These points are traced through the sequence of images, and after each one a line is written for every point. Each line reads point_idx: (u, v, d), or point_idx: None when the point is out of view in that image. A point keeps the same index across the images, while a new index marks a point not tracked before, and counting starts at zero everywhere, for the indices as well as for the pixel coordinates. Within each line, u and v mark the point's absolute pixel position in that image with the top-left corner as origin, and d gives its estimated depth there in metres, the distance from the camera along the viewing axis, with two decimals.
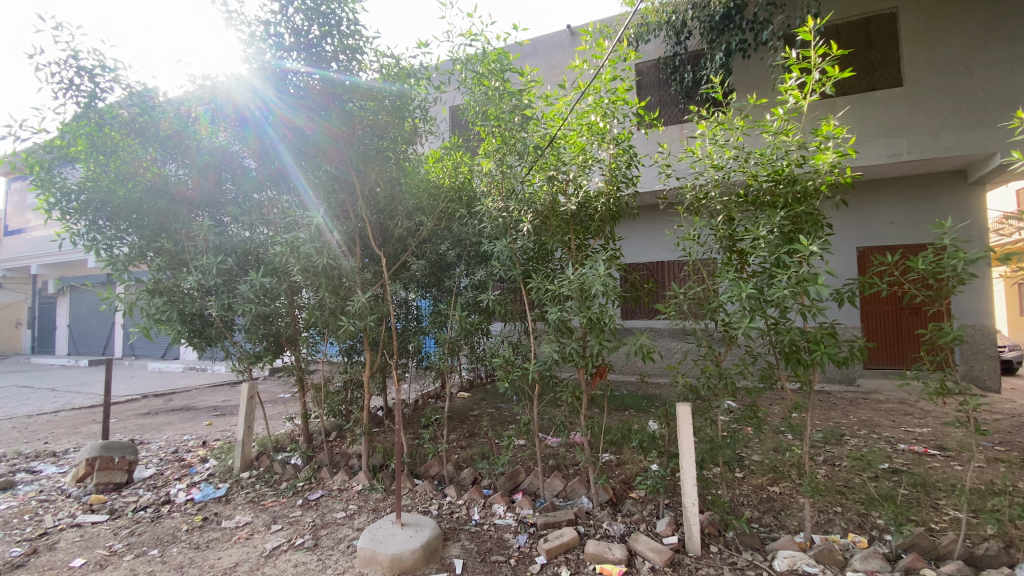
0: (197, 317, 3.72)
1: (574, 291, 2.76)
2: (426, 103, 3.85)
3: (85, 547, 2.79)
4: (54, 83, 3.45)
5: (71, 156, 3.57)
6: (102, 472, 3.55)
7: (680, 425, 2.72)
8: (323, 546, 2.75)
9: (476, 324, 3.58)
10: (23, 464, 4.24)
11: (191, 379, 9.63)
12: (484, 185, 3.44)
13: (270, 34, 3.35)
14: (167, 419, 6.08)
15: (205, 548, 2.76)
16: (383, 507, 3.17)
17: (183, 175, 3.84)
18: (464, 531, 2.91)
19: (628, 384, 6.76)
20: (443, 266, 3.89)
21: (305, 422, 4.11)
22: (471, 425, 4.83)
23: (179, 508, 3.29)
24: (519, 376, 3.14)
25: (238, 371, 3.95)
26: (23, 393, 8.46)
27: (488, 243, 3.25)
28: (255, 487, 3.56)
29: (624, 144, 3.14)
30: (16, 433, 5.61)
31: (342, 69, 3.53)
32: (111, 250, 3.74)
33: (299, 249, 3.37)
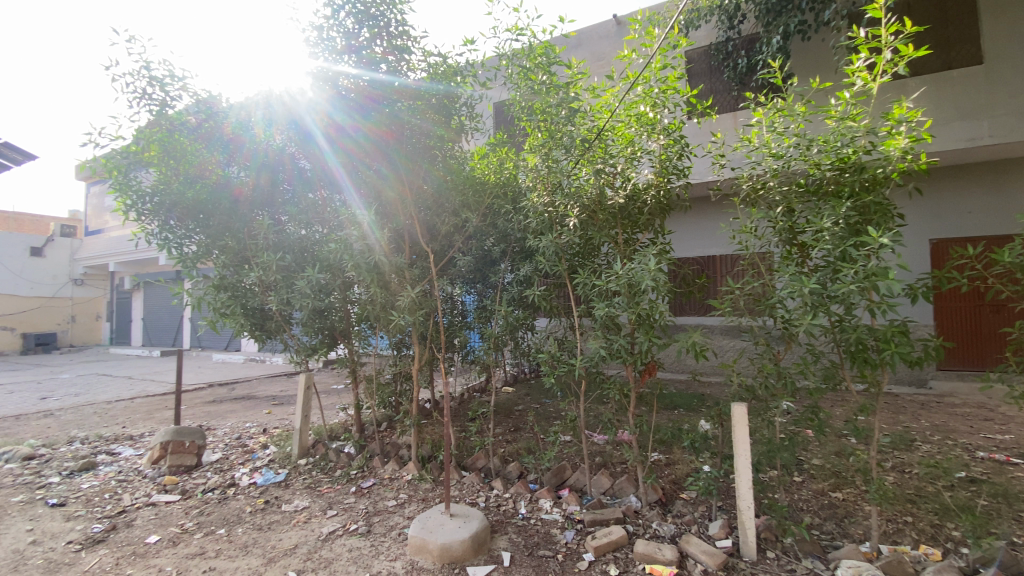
0: (258, 310, 3.92)
1: (622, 287, 2.70)
2: (472, 100, 3.87)
3: (160, 525, 3.00)
4: (129, 93, 3.70)
5: (145, 160, 3.81)
6: (174, 455, 3.81)
7: (735, 426, 2.62)
8: (375, 532, 2.84)
9: (520, 320, 3.59)
10: (106, 445, 4.62)
11: (251, 370, 10.17)
12: (529, 180, 3.39)
13: (322, 38, 3.52)
14: (230, 407, 6.45)
15: (266, 530, 2.91)
16: (432, 497, 3.24)
17: (243, 176, 3.99)
18: (511, 524, 2.92)
19: (677, 382, 6.59)
20: (488, 262, 3.92)
21: (357, 412, 4.26)
22: (517, 420, 4.85)
23: (243, 491, 3.48)
24: (565, 373, 3.11)
25: (296, 363, 4.13)
26: (104, 381, 9.21)
27: (534, 239, 3.20)
28: (311, 473, 3.72)
29: (675, 134, 3.06)
30: (99, 417, 6.11)
31: (390, 69, 3.62)
32: (181, 248, 3.99)
33: (351, 250, 3.56)
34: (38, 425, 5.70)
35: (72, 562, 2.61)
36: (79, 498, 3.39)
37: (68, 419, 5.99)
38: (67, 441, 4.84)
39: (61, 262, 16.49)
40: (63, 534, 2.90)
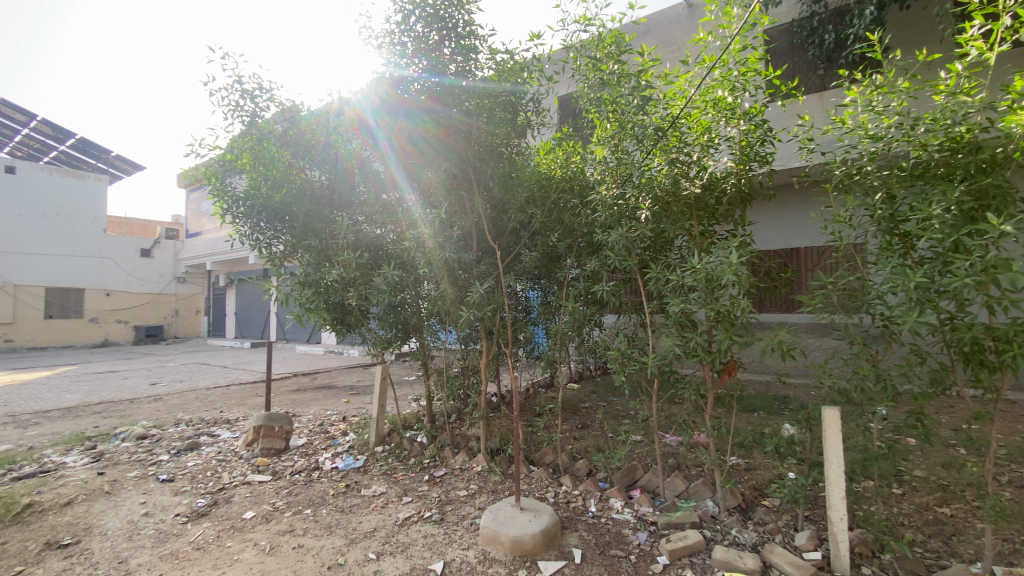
0: (338, 305, 4.13)
1: (699, 282, 2.57)
2: (539, 95, 3.87)
3: (254, 502, 3.26)
4: (225, 106, 4.02)
5: (238, 167, 4.14)
6: (265, 439, 4.13)
7: (827, 431, 2.43)
8: (448, 521, 2.91)
9: (587, 315, 3.50)
10: (207, 428, 5.09)
11: (329, 362, 10.81)
12: (597, 174, 3.29)
13: (395, 43, 3.67)
14: (313, 396, 6.91)
15: (347, 512, 3.08)
16: (502, 490, 3.28)
17: (325, 180, 4.24)
18: (582, 521, 2.90)
19: (756, 384, 6.22)
20: (554, 257, 3.79)
21: (429, 404, 4.40)
22: (584, 417, 4.80)
23: (326, 474, 3.71)
24: (637, 370, 3.01)
25: (373, 355, 4.33)
26: (203, 369, 10.16)
27: (601, 233, 3.11)
28: (387, 461, 3.90)
29: (757, 118, 2.90)
30: (201, 401, 6.75)
31: (457, 69, 3.70)
32: (270, 248, 4.29)
33: (425, 245, 3.50)
34: (150, 408, 6.39)
35: (180, 533, 2.89)
36: (186, 475, 3.76)
37: (175, 403, 6.67)
38: (175, 423, 5.39)
39: (167, 262, 18.35)
40: (172, 507, 3.22)
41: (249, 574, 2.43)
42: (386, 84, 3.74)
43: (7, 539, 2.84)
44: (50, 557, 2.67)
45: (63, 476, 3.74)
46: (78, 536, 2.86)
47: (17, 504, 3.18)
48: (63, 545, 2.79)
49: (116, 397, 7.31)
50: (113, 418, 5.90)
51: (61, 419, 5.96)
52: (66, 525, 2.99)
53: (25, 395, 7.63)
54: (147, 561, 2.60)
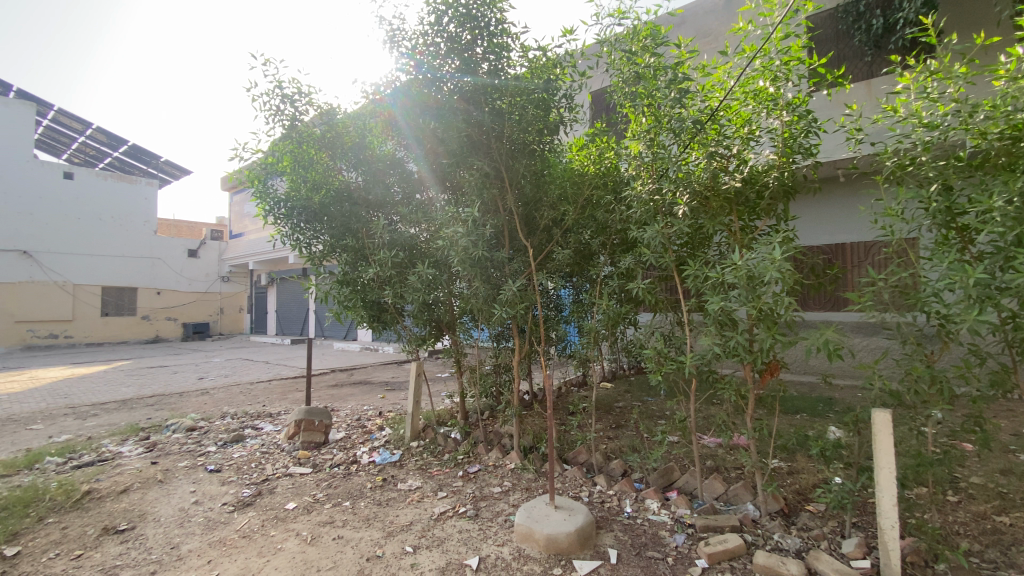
0: (375, 303, 4.21)
1: (740, 279, 2.50)
2: (572, 91, 3.84)
3: (296, 494, 3.37)
4: (266, 111, 4.15)
5: (279, 170, 4.27)
6: (306, 432, 4.26)
7: (877, 435, 2.30)
8: (483, 517, 2.93)
9: (622, 313, 3.43)
10: (251, 421, 5.30)
11: (365, 358, 11.07)
12: (631, 169, 3.23)
13: (429, 44, 3.74)
14: (350, 391, 7.09)
15: (385, 505, 3.14)
16: (535, 487, 3.28)
17: (361, 180, 4.30)
18: (617, 522, 2.86)
19: (798, 385, 5.99)
20: (587, 255, 3.75)
21: (463, 400, 4.44)
22: (618, 416, 4.75)
23: (364, 468, 3.80)
24: (674, 370, 2.95)
25: (408, 352, 4.40)
26: (247, 364, 10.58)
27: (636, 229, 3.06)
28: (422, 456, 3.96)
29: (800, 109, 2.81)
30: (244, 395, 7.02)
31: (490, 68, 3.72)
32: (310, 248, 4.41)
33: (458, 243, 3.43)
34: (198, 401, 6.69)
35: (227, 521, 3.01)
36: (232, 466, 3.92)
37: (221, 397, 6.97)
38: (221, 416, 5.62)
39: (212, 262, 19.17)
40: (220, 496, 3.37)
41: (292, 562, 2.52)
42: (416, 84, 3.80)
43: (70, 523, 3.03)
44: (108, 542, 2.83)
45: (120, 465, 3.96)
46: (134, 522, 3.02)
47: (78, 490, 3.39)
48: (120, 531, 2.95)
49: (167, 390, 7.69)
50: (164, 410, 6.21)
51: (118, 411, 6.31)
52: (122, 511, 3.16)
53: (85, 388, 8.11)
54: (197, 547, 2.73)
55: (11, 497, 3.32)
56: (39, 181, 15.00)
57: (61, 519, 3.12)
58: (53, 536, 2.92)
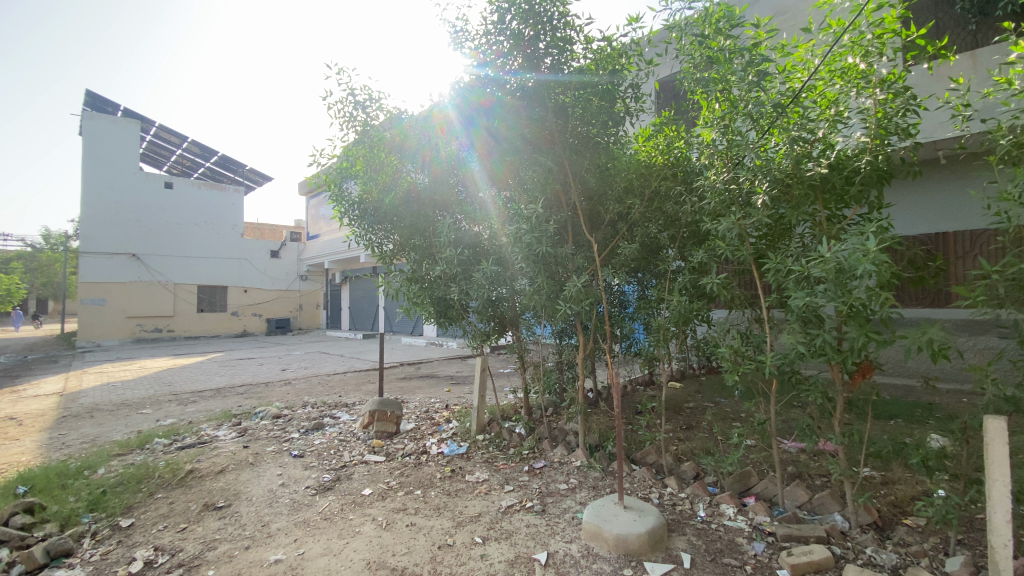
0: (441, 299, 4.28)
1: (828, 273, 2.31)
2: (638, 81, 3.74)
3: (370, 481, 3.53)
4: (341, 118, 4.36)
5: (352, 173, 4.47)
6: (379, 422, 4.47)
7: (988, 445, 2.03)
8: (550, 513, 2.93)
9: (694, 310, 3.25)
10: (329, 410, 5.62)
11: (431, 353, 11.43)
12: (703, 158, 3.09)
13: (492, 42, 3.73)
14: (419, 384, 7.36)
15: (454, 496, 3.22)
16: (602, 486, 3.24)
17: (426, 180, 4.41)
18: (690, 525, 2.76)
19: (891, 389, 5.50)
20: (655, 249, 3.63)
21: (527, 396, 4.46)
22: (689, 417, 4.58)
23: (433, 458, 3.92)
24: (752, 370, 2.80)
25: (473, 347, 4.48)
26: (323, 357, 11.26)
27: (710, 222, 2.91)
28: (488, 449, 4.02)
29: (897, 86, 2.58)
30: (322, 386, 7.47)
31: (552, 63, 3.69)
32: (382, 247, 4.59)
33: (522, 240, 3.45)
34: (282, 391, 7.20)
35: (310, 504, 3.22)
36: (313, 452, 4.18)
37: (301, 387, 7.46)
38: (303, 405, 6.02)
39: (291, 262, 20.48)
40: (303, 479, 3.60)
41: (369, 545, 2.65)
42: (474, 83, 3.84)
43: (176, 499, 3.36)
44: (208, 517, 3.11)
45: (216, 447, 4.34)
46: (229, 500, 3.31)
47: (183, 470, 3.76)
48: (217, 507, 3.23)
49: (254, 380, 8.35)
50: (252, 398, 6.75)
51: (213, 398, 6.93)
52: (219, 489, 3.46)
53: (185, 377, 8.99)
54: (284, 526, 2.93)
55: (127, 473, 3.73)
56: (144, 191, 16.70)
57: (168, 494, 3.47)
58: (162, 509, 3.25)
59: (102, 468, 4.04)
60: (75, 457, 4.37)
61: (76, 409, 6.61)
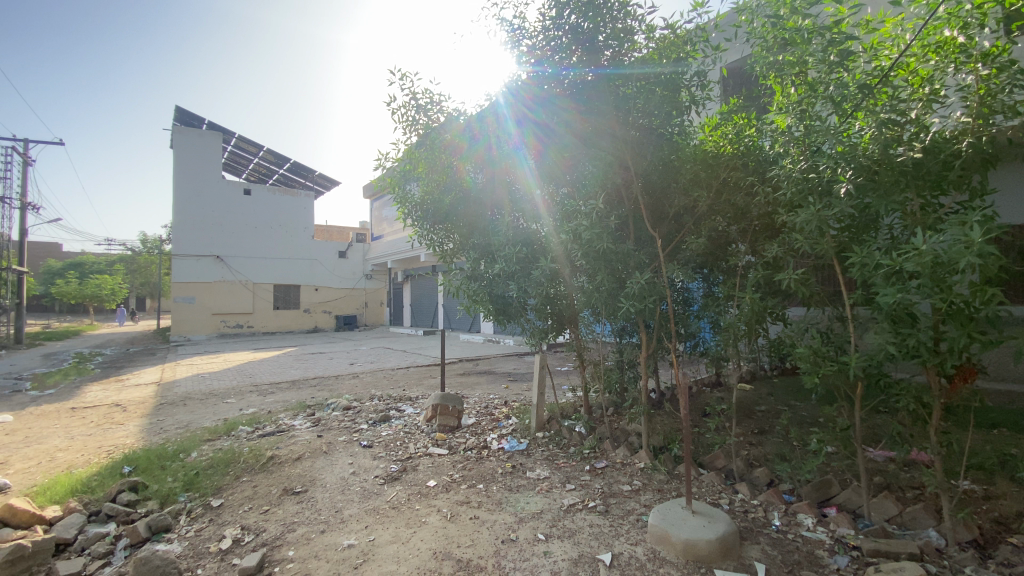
0: (501, 297, 4.29)
1: (923, 267, 2.07)
2: (704, 68, 3.59)
3: (435, 473, 3.63)
4: (404, 122, 4.48)
5: (414, 175, 4.59)
6: (441, 416, 4.58)
7: None
8: (614, 513, 2.89)
9: (768, 308, 3.08)
10: (394, 403, 5.84)
11: (489, 350, 11.59)
12: (779, 146, 2.93)
13: (552, 38, 3.71)
14: (478, 380, 7.49)
15: (516, 492, 3.25)
16: (668, 489, 3.14)
17: (484, 179, 4.43)
18: (764, 534, 2.62)
19: (995, 395, 4.96)
20: (724, 244, 3.47)
21: (587, 394, 4.41)
22: (760, 421, 4.35)
23: (495, 453, 3.97)
24: (834, 372, 2.61)
25: (532, 344, 4.48)
26: (387, 353, 11.72)
27: (786, 214, 2.73)
28: (549, 446, 4.01)
29: (1002, 59, 2.36)
30: (387, 380, 7.77)
31: (612, 56, 3.61)
32: (442, 247, 4.68)
33: (582, 237, 3.36)
34: (350, 384, 7.57)
35: (379, 493, 3.35)
36: (381, 443, 4.35)
37: (368, 380, 7.81)
38: (369, 397, 6.29)
39: (356, 262, 21.36)
40: (372, 469, 3.76)
41: (435, 536, 2.72)
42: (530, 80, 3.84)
43: (259, 483, 3.62)
44: (288, 501, 3.32)
45: (293, 436, 4.63)
46: (306, 486, 3.51)
47: (265, 456, 4.04)
48: (295, 492, 3.44)
49: (324, 373, 8.83)
50: (324, 391, 7.14)
51: (288, 390, 7.40)
52: (297, 476, 3.68)
53: (264, 369, 9.67)
54: (356, 513, 3.08)
55: (217, 457, 4.06)
56: (226, 198, 18.06)
57: (252, 478, 3.74)
58: (247, 491, 3.51)
59: (195, 451, 4.42)
60: (173, 441, 4.82)
61: (172, 397, 7.28)
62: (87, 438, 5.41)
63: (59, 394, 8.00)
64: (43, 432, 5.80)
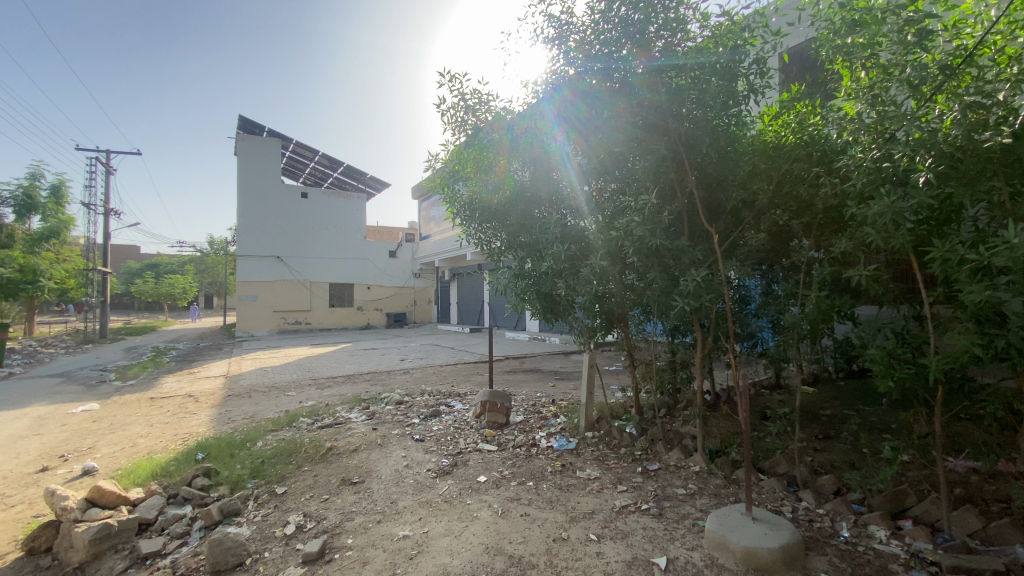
0: (549, 295, 4.25)
1: (1015, 263, 1.89)
2: (764, 55, 3.40)
3: (485, 469, 3.67)
4: (453, 124, 4.54)
5: (463, 175, 4.63)
6: (490, 412, 4.63)
7: None
8: (668, 517, 2.82)
9: (836, 307, 2.91)
10: (444, 399, 5.95)
11: (535, 348, 11.62)
12: (848, 135, 2.75)
13: (602, 33, 3.64)
14: (525, 377, 7.51)
15: (566, 491, 3.23)
16: (725, 494, 3.03)
17: (532, 177, 4.39)
18: (831, 545, 2.48)
19: None
20: (785, 239, 3.32)
21: (638, 395, 4.32)
22: (824, 426, 4.13)
23: (544, 452, 3.96)
24: (910, 375, 2.43)
25: (581, 343, 4.43)
26: (435, 349, 11.98)
27: (857, 206, 2.56)
28: (599, 446, 3.97)
29: None
30: (436, 377, 7.92)
31: (664, 46, 3.49)
32: (490, 246, 4.69)
33: (634, 233, 3.26)
34: (401, 379, 7.80)
35: (432, 486, 3.43)
36: (432, 437, 4.44)
37: (418, 376, 8.01)
38: (420, 392, 6.45)
39: (406, 261, 21.89)
40: (424, 462, 3.85)
41: (487, 531, 2.75)
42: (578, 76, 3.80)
43: (319, 472, 3.79)
44: (346, 491, 3.45)
45: (349, 428, 4.81)
46: (362, 477, 3.64)
47: (324, 447, 4.23)
48: (352, 482, 3.57)
49: (376, 368, 9.13)
50: (376, 385, 7.39)
51: (344, 384, 7.70)
52: (354, 467, 3.82)
53: (321, 364, 10.12)
54: (410, 505, 3.16)
55: (281, 447, 4.28)
56: (284, 201, 18.97)
57: (313, 467, 3.91)
58: (308, 480, 3.68)
59: (260, 441, 4.68)
60: (240, 431, 5.12)
61: (238, 389, 7.76)
62: (165, 426, 5.84)
63: (140, 385, 8.69)
64: (127, 419, 6.32)
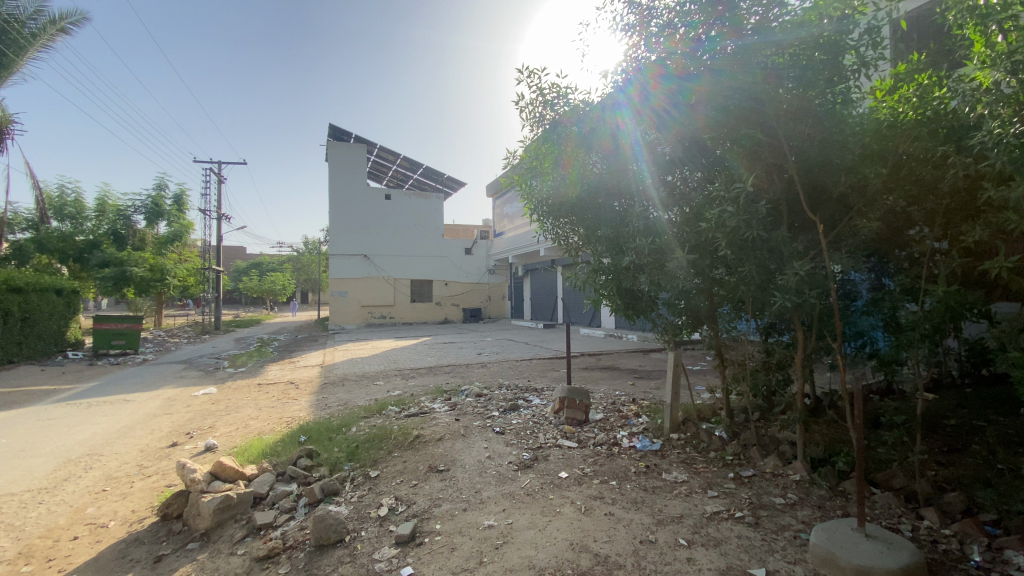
0: (630, 291, 4.06)
1: None
2: (876, 24, 3.04)
3: (567, 465, 3.66)
4: (532, 120, 4.48)
5: (539, 171, 4.59)
6: (570, 409, 4.61)
7: None
8: (764, 527, 2.65)
9: (967, 303, 2.57)
10: (522, 393, 6.02)
11: (610, 345, 11.45)
12: (986, 106, 2.38)
13: (687, 14, 3.43)
14: (603, 375, 7.41)
15: (651, 492, 3.13)
16: (830, 507, 2.80)
17: (610, 168, 4.21)
18: (959, 570, 2.20)
19: None
20: (903, 229, 2.98)
21: (727, 396, 4.10)
22: (948, 439, 3.67)
23: (626, 451, 3.87)
24: None
25: (665, 341, 4.28)
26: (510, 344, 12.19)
27: (998, 188, 2.21)
28: (686, 449, 3.81)
29: None
30: (513, 371, 8.03)
31: (757, 22, 3.23)
32: (568, 240, 4.63)
33: (726, 224, 3.02)
34: (479, 372, 8.02)
35: (514, 479, 3.48)
36: (512, 430, 4.51)
37: (495, 370, 8.20)
38: (498, 386, 6.58)
39: (481, 258, 22.39)
40: (505, 455, 3.92)
41: (570, 527, 2.74)
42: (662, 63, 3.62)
43: (408, 459, 3.98)
44: (433, 478, 3.60)
45: (434, 418, 5.02)
46: (448, 465, 3.77)
47: (412, 434, 4.44)
48: (439, 470, 3.72)
49: (456, 362, 9.47)
50: (456, 378, 7.66)
51: (426, 375, 8.07)
52: (439, 455, 3.97)
53: (404, 356, 10.65)
54: (493, 495, 3.24)
55: (373, 433, 4.54)
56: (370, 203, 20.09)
57: (402, 454, 4.12)
58: (398, 466, 3.89)
59: (354, 426, 5.00)
60: (336, 416, 5.51)
61: (333, 378, 8.39)
62: (271, 409, 6.43)
63: (250, 372, 9.64)
64: (240, 402, 7.04)
